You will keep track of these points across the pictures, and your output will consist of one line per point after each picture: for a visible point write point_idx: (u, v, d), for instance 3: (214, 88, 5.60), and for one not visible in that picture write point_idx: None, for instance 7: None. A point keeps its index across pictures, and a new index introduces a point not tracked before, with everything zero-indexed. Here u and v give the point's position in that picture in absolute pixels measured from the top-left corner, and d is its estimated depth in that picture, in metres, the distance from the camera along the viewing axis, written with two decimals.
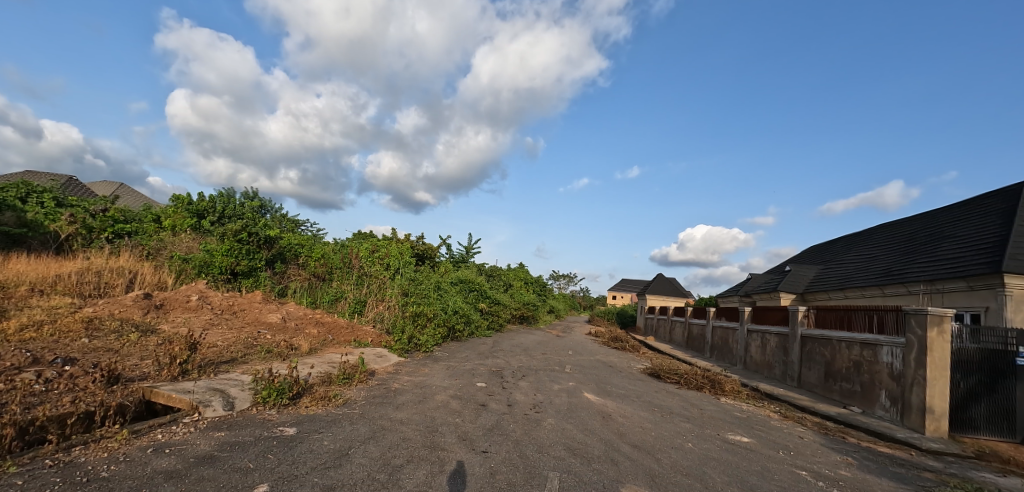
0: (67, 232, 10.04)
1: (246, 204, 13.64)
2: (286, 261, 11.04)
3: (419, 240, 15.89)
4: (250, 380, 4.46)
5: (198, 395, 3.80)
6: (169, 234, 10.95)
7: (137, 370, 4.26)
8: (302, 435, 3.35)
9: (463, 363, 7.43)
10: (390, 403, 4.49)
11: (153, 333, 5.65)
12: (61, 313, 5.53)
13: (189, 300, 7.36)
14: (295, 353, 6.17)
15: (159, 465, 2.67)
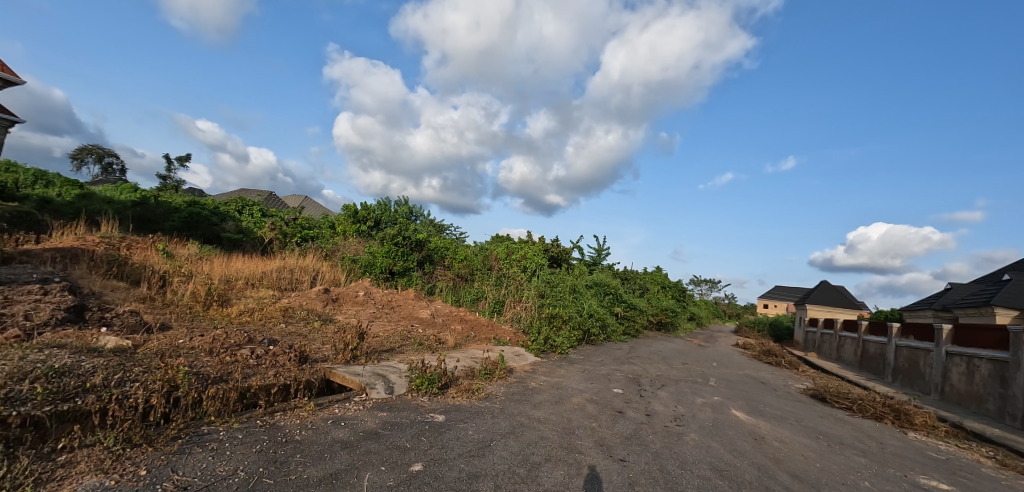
0: (269, 238, 12.41)
1: (400, 211, 15.36)
2: (434, 263, 12.12)
3: (554, 243, 16.14)
4: (406, 369, 4.97)
5: (365, 377, 4.36)
6: (342, 238, 12.87)
7: (320, 353, 5.06)
8: (450, 423, 3.62)
9: (599, 367, 7.35)
10: (529, 401, 4.63)
11: (331, 322, 6.67)
12: (267, 302, 6.84)
13: (357, 295, 8.54)
14: (443, 346, 6.72)
15: (337, 435, 3.12)
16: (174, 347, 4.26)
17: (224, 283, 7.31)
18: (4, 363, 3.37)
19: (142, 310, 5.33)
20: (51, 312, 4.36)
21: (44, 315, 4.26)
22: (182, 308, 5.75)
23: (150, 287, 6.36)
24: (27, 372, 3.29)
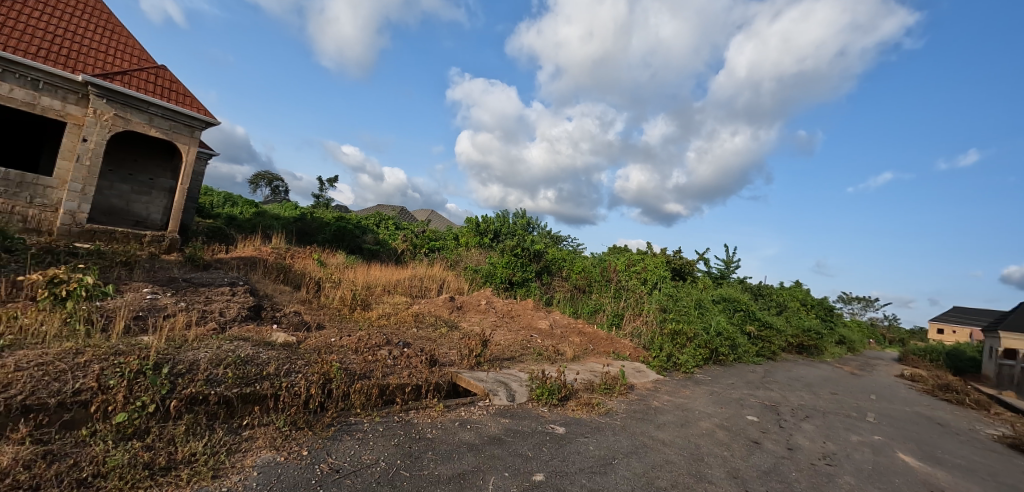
0: (402, 248, 13.86)
1: (519, 223, 15.86)
2: (552, 274, 12.24)
3: (676, 255, 15.16)
4: (526, 378, 5.11)
5: (488, 384, 4.59)
6: (465, 249, 13.81)
7: (448, 357, 5.46)
8: (570, 436, 3.64)
9: (728, 390, 6.81)
10: (652, 421, 4.47)
11: (456, 328, 7.13)
12: (401, 307, 7.56)
13: (480, 304, 9.07)
14: (562, 358, 6.78)
15: (463, 437, 3.33)
16: (328, 344, 4.89)
17: (366, 289, 8.24)
18: (209, 350, 4.21)
19: (303, 310, 6.25)
20: (237, 310, 5.31)
21: (233, 312, 5.21)
22: (334, 311, 6.61)
23: (308, 291, 7.43)
24: (223, 357, 4.10)
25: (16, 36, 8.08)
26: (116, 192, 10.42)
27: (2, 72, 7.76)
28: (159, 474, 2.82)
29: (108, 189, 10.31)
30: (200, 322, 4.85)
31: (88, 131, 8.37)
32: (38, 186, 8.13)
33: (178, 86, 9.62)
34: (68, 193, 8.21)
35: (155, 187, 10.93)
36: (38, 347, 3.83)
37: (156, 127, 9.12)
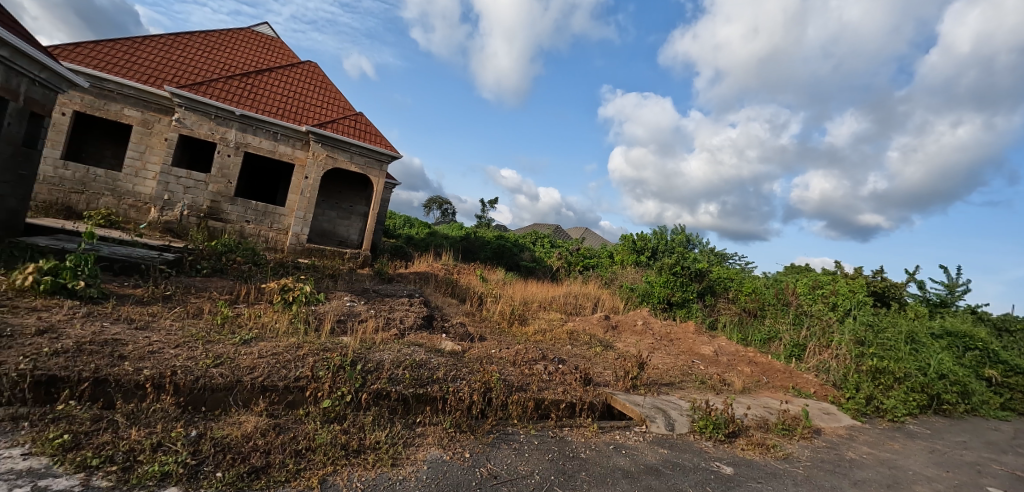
0: (557, 265, 14.79)
1: (677, 240, 14.93)
2: (716, 295, 11.30)
3: (878, 277, 12.42)
4: (687, 407, 4.77)
5: (645, 409, 4.44)
6: (620, 267, 13.74)
7: (602, 377, 5.44)
8: (739, 479, 3.31)
9: (962, 451, 5.36)
10: (848, 476, 3.77)
11: (610, 348, 7.02)
12: (556, 324, 7.76)
13: (636, 325, 8.87)
14: (729, 389, 6.13)
15: (619, 462, 3.35)
16: (489, 355, 5.29)
17: (523, 304, 8.68)
18: (393, 353, 4.87)
19: (468, 322, 6.85)
20: (413, 319, 6.03)
21: (410, 320, 5.95)
22: (494, 323, 7.09)
23: (472, 304, 8.14)
24: (402, 360, 4.70)
25: (272, 103, 10.65)
26: (326, 217, 12.86)
27: (258, 129, 10.28)
28: (351, 455, 3.34)
29: (321, 216, 12.79)
30: (387, 328, 5.66)
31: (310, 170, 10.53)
32: (277, 216, 10.45)
33: (370, 128, 11.53)
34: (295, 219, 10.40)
35: (353, 214, 13.07)
36: (274, 340, 4.90)
37: (354, 164, 11.03)
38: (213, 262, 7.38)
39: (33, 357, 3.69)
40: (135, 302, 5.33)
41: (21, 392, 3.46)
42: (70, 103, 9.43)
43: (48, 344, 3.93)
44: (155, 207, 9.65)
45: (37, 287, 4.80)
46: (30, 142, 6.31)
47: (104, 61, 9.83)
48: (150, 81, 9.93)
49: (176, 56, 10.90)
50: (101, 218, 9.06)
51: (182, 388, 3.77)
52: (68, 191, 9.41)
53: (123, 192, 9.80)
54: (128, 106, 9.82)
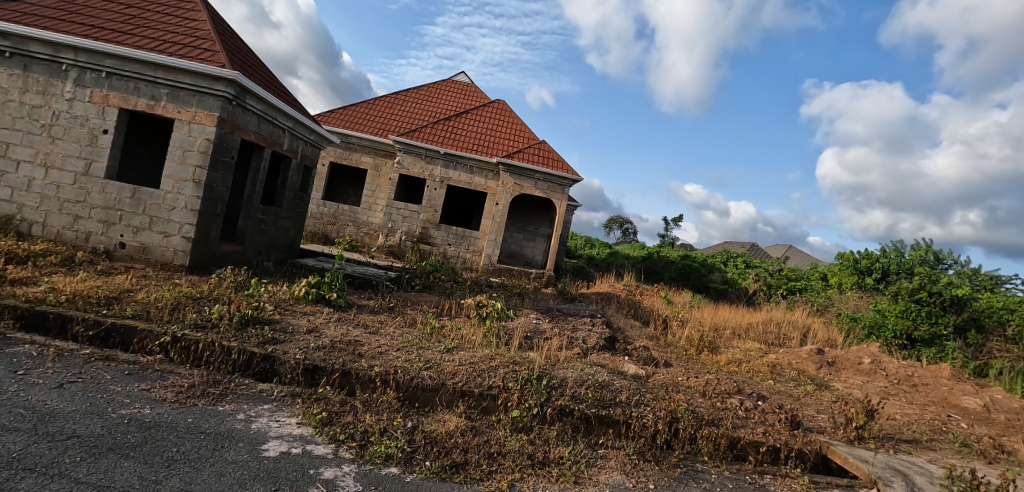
0: (753, 288, 13.69)
1: (925, 257, 11.59)
2: (984, 331, 8.63)
3: None
4: (942, 474, 3.78)
5: (877, 468, 3.73)
6: (837, 292, 11.63)
7: (815, 422, 4.65)
8: None
9: None
10: None
11: (827, 389, 5.88)
12: (753, 355, 6.87)
13: (862, 363, 7.27)
14: (1015, 460, 4.46)
15: None
16: (675, 383, 5.10)
17: (713, 331, 7.97)
18: (576, 372, 5.00)
19: (651, 346, 6.59)
20: (596, 340, 6.17)
21: (593, 341, 6.10)
22: (680, 350, 6.66)
23: (655, 327, 7.87)
24: (585, 379, 4.79)
25: (478, 142, 12.23)
26: (514, 240, 13.92)
27: (458, 165, 11.83)
28: (537, 466, 3.49)
29: (510, 238, 13.92)
30: (571, 348, 5.85)
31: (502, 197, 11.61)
32: (472, 239, 11.75)
33: (552, 153, 12.22)
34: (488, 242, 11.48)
35: (538, 235, 13.85)
36: (471, 351, 5.51)
37: (539, 188, 11.76)
38: (422, 279, 8.72)
39: (306, 349, 4.85)
40: (370, 311, 6.58)
41: (297, 375, 4.55)
42: (328, 156, 12.34)
43: (314, 340, 5.13)
44: (383, 234, 11.86)
45: (308, 296, 6.21)
46: (303, 187, 8.42)
47: (351, 120, 12.70)
48: (380, 132, 12.47)
49: (398, 111, 13.50)
50: (346, 243, 11.60)
51: (401, 384, 4.49)
52: (325, 223, 12.24)
53: (362, 221, 12.29)
54: (364, 154, 12.37)
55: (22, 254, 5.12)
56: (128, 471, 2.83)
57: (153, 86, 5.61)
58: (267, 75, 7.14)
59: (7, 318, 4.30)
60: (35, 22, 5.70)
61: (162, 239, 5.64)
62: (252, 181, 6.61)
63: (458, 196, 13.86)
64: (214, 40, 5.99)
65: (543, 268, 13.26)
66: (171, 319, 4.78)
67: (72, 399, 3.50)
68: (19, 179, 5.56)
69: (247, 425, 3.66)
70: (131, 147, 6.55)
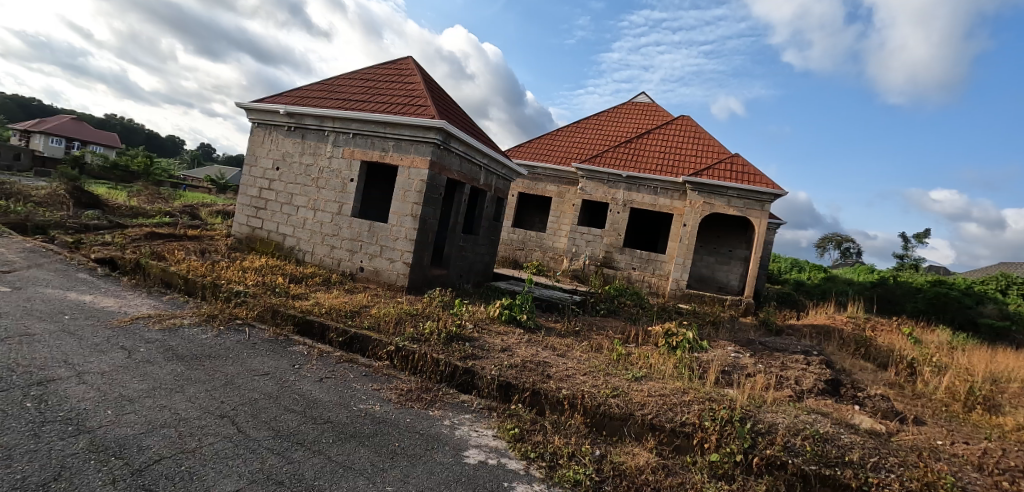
0: None
1: None
2: None
3: None
4: None
5: None
6: None
7: None
8: None
9: None
10: None
11: None
12: None
13: None
14: None
15: None
16: (934, 448, 4.02)
17: (995, 384, 5.99)
18: (787, 416, 4.31)
19: (894, 397, 5.29)
20: (814, 382, 5.26)
21: (809, 383, 5.23)
22: (937, 404, 5.19)
23: (898, 373, 6.34)
24: (800, 428, 4.06)
25: (662, 161, 12.02)
26: (705, 263, 12.88)
27: (641, 187, 11.71)
28: None
29: (699, 261, 12.92)
30: (779, 387, 5.20)
31: (688, 217, 10.94)
32: (658, 262, 11.39)
33: (745, 167, 11.08)
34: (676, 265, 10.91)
35: (733, 257, 12.63)
36: (661, 381, 5.27)
37: (733, 206, 10.72)
38: (606, 303, 8.95)
39: (500, 367, 5.20)
40: (557, 334, 6.86)
41: (492, 390, 4.91)
42: (518, 186, 13.38)
43: (507, 358, 5.50)
44: (567, 259, 12.22)
45: (501, 317, 6.75)
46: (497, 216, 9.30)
47: (538, 152, 13.79)
48: (564, 161, 13.33)
49: (580, 139, 14.20)
50: (533, 268, 12.31)
51: (588, 410, 4.45)
52: (514, 248, 13.19)
53: (547, 245, 12.93)
54: (550, 182, 13.15)
55: (298, 275, 6.68)
56: (362, 458, 3.38)
57: (383, 140, 6.88)
58: (465, 120, 8.17)
59: (288, 325, 5.48)
60: (309, 103, 7.58)
61: (388, 264, 6.78)
62: (454, 214, 7.55)
63: (641, 218, 13.12)
64: (427, 97, 7.12)
65: (743, 295, 11.88)
66: (395, 332, 5.57)
67: (327, 391, 4.39)
68: (297, 219, 7.35)
69: (451, 431, 4.08)
70: (370, 191, 8.15)
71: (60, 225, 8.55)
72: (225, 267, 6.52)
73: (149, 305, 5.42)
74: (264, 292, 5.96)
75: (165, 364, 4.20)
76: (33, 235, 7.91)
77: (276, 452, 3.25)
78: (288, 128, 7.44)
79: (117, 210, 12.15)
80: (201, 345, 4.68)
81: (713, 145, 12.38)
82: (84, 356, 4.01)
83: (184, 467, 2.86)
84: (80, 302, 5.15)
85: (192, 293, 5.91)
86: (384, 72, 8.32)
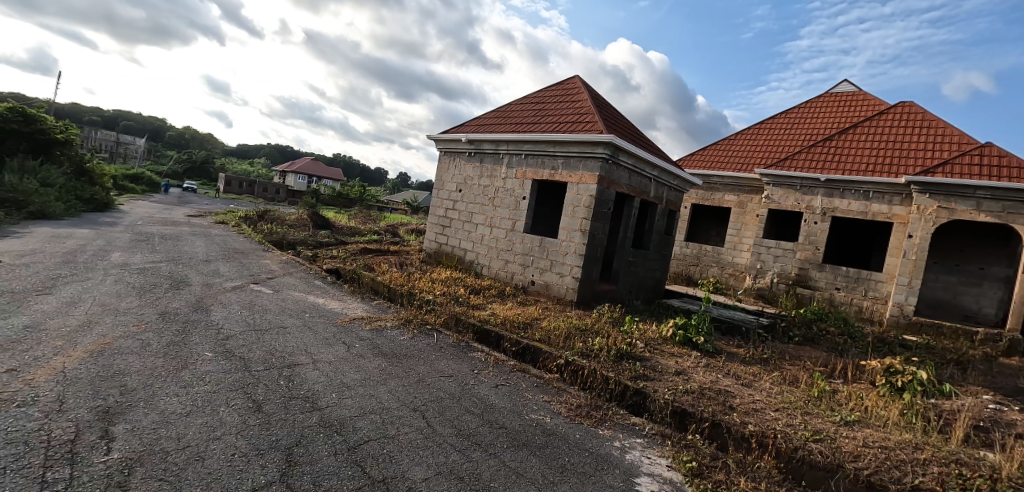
0: None
1: None
2: None
3: None
4: None
5: None
6: None
7: None
8: None
9: None
10: None
11: None
12: None
13: None
14: None
15: None
16: None
17: None
18: None
19: None
20: None
21: None
22: None
23: None
24: None
25: (876, 157, 10.04)
26: (942, 284, 10.18)
27: (846, 191, 9.93)
28: None
29: (933, 282, 10.26)
30: None
31: (914, 227, 8.87)
32: (872, 281, 9.45)
33: (1011, 159, 8.42)
34: (897, 286, 8.95)
35: (987, 278, 9.79)
36: (881, 429, 4.37)
37: (985, 212, 8.32)
38: (802, 330, 7.81)
39: (675, 391, 4.80)
40: (740, 361, 6.14)
41: (665, 416, 4.49)
42: (690, 197, 12.59)
43: (682, 383, 5.06)
44: (750, 276, 10.94)
45: (675, 338, 6.28)
46: (668, 230, 8.84)
47: (713, 160, 12.94)
48: (743, 167, 12.15)
49: (763, 142, 12.77)
50: (710, 286, 11.40)
51: (782, 453, 3.87)
52: (688, 263, 12.41)
53: (725, 262, 11.95)
54: (728, 192, 12.10)
55: (477, 286, 7.29)
56: (535, 468, 3.37)
57: (552, 158, 7.15)
58: (633, 131, 8.01)
59: (469, 332, 5.96)
60: (486, 130, 8.34)
61: (558, 278, 6.95)
62: (623, 228, 7.39)
63: (843, 229, 11.07)
64: (595, 113, 7.20)
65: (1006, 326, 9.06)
66: (564, 346, 5.58)
67: (502, 397, 4.50)
68: (477, 235, 8.06)
69: (622, 454, 3.78)
70: (540, 209, 8.52)
71: (304, 242, 10.92)
72: (419, 278, 7.48)
73: (363, 308, 6.49)
74: (449, 301, 6.64)
75: (371, 358, 4.87)
76: (288, 249, 10.22)
77: (458, 449, 3.45)
78: (469, 153, 8.26)
79: (341, 230, 15.07)
80: (400, 344, 5.37)
81: (952, 135, 9.80)
82: (319, 348, 4.92)
83: (387, 450, 3.25)
84: (315, 303, 6.42)
85: (393, 299, 6.88)
86: (551, 93, 8.71)
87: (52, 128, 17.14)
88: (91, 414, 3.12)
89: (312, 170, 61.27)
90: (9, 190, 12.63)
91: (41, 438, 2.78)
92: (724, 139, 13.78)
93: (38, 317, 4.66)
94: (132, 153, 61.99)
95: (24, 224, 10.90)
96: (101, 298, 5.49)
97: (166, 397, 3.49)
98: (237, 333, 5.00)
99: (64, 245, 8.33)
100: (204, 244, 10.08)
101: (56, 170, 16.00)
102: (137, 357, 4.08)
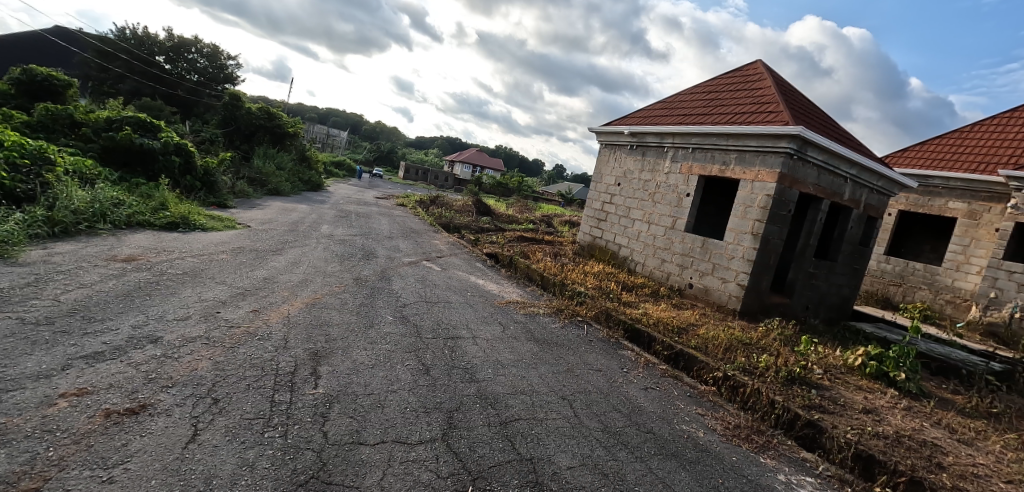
0: None
1: None
2: None
3: None
4: None
5: None
6: None
7: None
8: None
9: None
10: None
11: None
12: None
13: None
14: None
15: None
16: None
17: None
18: None
19: None
20: None
21: None
22: None
23: None
24: None
25: None
26: None
27: None
28: None
29: None
30: None
31: None
32: None
33: None
34: None
35: None
36: None
37: None
38: None
39: (860, 431, 4.03)
40: (957, 411, 4.92)
41: (846, 459, 3.81)
42: (898, 203, 10.43)
43: (871, 424, 4.23)
44: (977, 305, 8.67)
45: (864, 368, 5.34)
46: (864, 240, 7.46)
47: (936, 158, 10.53)
48: (980, 168, 9.61)
49: (1014, 135, 9.88)
50: (917, 312, 9.33)
51: None
52: (887, 282, 10.37)
53: (940, 286, 9.67)
54: (954, 198, 9.71)
55: (629, 283, 7.11)
56: (684, 482, 3.17)
57: (724, 153, 6.57)
58: (827, 123, 6.90)
59: (619, 329, 5.86)
60: (651, 122, 8.04)
61: (720, 284, 6.39)
62: (805, 234, 6.46)
63: None
64: (781, 102, 6.38)
65: None
66: (724, 358, 5.11)
67: (653, 401, 4.31)
68: (633, 231, 7.85)
69: (788, 491, 3.33)
70: (705, 208, 7.91)
71: (469, 226, 11.95)
72: (571, 269, 7.62)
73: (517, 292, 6.88)
74: (600, 295, 6.62)
75: (524, 342, 5.11)
76: (454, 232, 11.30)
77: (603, 445, 3.41)
78: (631, 146, 8.05)
79: (500, 217, 16.03)
80: (552, 332, 5.54)
81: None
82: (478, 325, 5.35)
83: (534, 431, 3.38)
84: (475, 283, 7.00)
85: (545, 287, 7.12)
86: (727, 81, 7.98)
87: (286, 123, 21.54)
88: (306, 353, 3.87)
89: (471, 160, 66.19)
90: (258, 172, 16.34)
91: (273, 367, 3.55)
92: (953, 132, 11.05)
93: (274, 272, 5.96)
94: (333, 144, 74.70)
95: (266, 199, 14.01)
96: (315, 262, 6.76)
97: (358, 349, 4.15)
98: (412, 302, 5.70)
99: (291, 217, 10.46)
100: (388, 222, 11.70)
101: (287, 157, 20.18)
102: (338, 312, 4.95)
